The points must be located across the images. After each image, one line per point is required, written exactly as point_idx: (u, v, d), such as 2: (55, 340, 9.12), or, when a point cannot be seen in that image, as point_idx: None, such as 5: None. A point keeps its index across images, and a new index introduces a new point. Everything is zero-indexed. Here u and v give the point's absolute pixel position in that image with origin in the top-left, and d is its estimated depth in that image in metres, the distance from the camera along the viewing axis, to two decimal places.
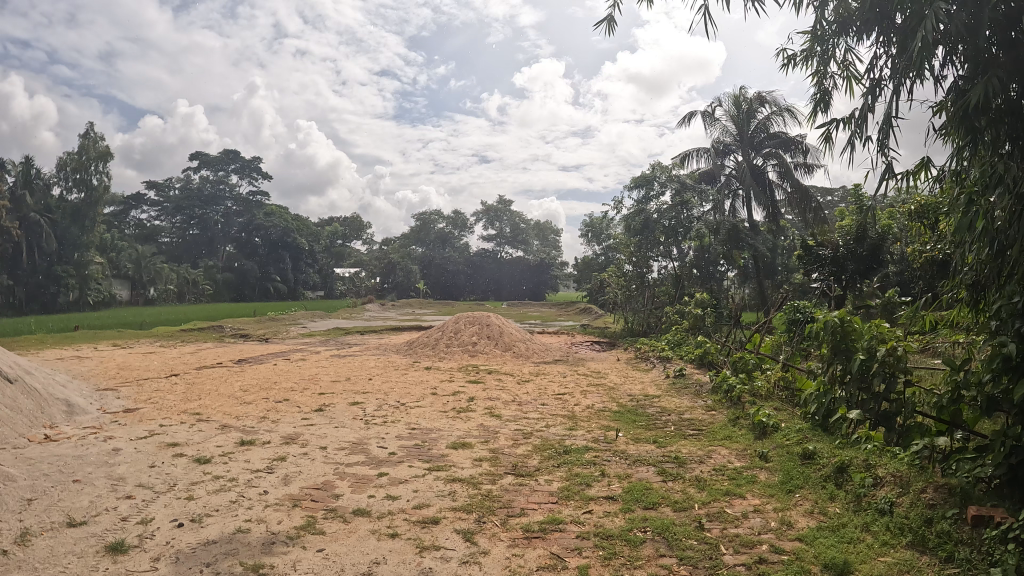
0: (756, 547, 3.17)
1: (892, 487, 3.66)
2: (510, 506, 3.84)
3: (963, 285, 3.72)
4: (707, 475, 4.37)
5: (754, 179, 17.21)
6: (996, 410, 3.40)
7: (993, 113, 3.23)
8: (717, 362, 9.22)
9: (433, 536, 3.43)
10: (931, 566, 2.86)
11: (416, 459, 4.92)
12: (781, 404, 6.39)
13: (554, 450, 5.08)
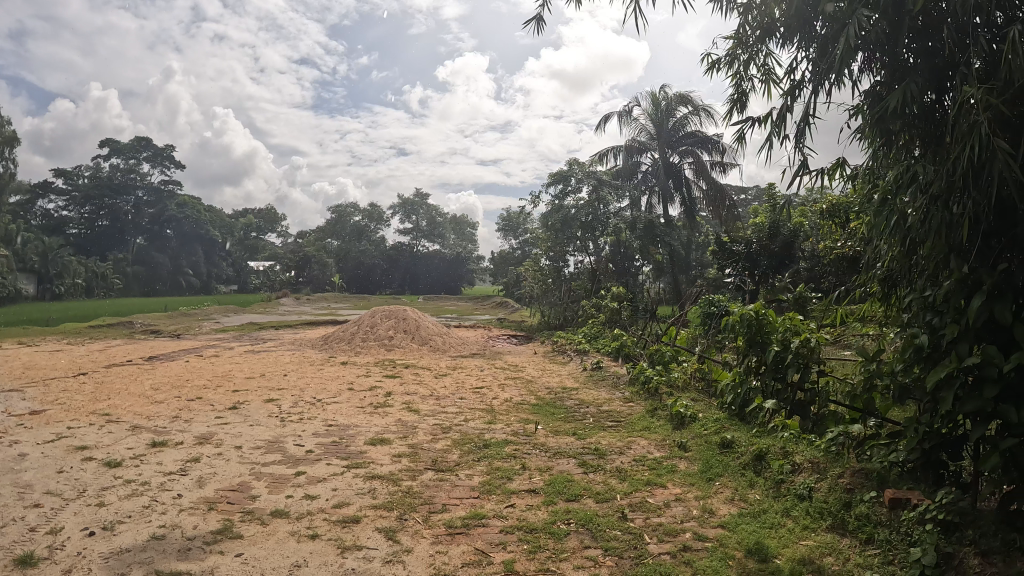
0: (679, 535, 3.24)
1: (810, 473, 3.83)
2: (431, 503, 3.79)
3: (877, 280, 3.76)
4: (628, 466, 4.45)
5: (671, 176, 17.67)
6: (909, 399, 3.32)
7: (909, 117, 3.20)
8: (634, 355, 9.40)
9: (355, 536, 3.35)
10: (851, 548, 2.98)
11: (334, 457, 4.81)
12: (698, 395, 6.58)
13: (474, 444, 5.07)
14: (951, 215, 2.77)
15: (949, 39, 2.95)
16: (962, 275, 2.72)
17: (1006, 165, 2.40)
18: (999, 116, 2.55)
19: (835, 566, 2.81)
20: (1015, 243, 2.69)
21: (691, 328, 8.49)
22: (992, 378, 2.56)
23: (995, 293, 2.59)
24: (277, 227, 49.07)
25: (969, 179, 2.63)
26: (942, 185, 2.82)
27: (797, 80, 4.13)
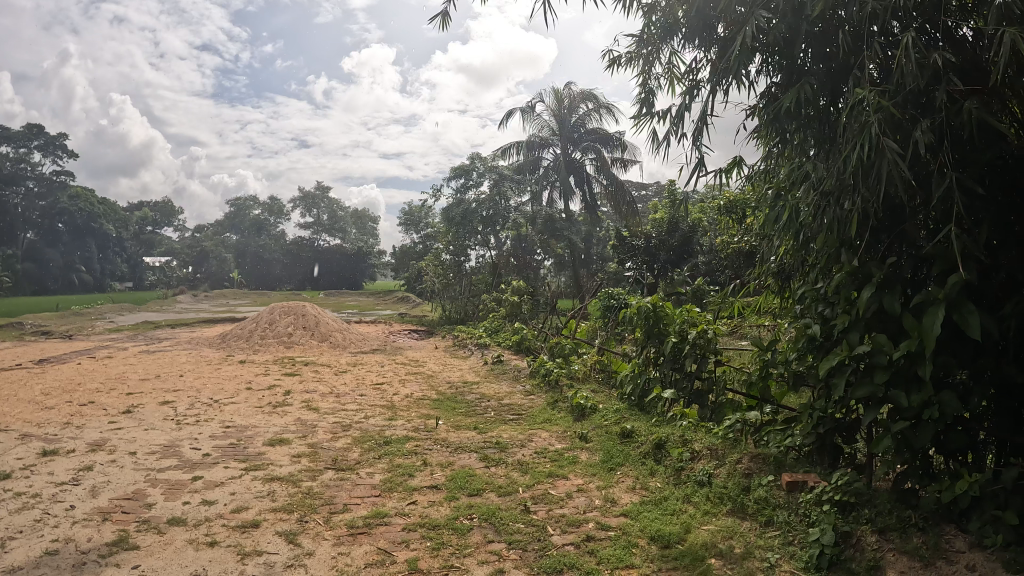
0: (582, 525, 3.29)
1: (709, 459, 3.95)
2: (331, 503, 3.71)
3: (771, 273, 3.92)
4: (530, 458, 4.48)
5: (573, 171, 17.99)
6: (803, 385, 3.48)
7: (804, 119, 3.24)
8: (534, 348, 9.50)
9: (254, 541, 3.23)
10: (752, 531, 3.06)
11: (232, 459, 4.63)
12: (598, 386, 6.72)
13: (375, 441, 4.99)
14: (843, 212, 2.81)
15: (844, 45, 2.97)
16: (853, 267, 2.76)
17: (894, 165, 2.43)
18: (891, 118, 2.59)
19: (736, 548, 2.89)
20: (905, 239, 2.77)
21: (591, 320, 8.67)
22: (882, 365, 2.62)
23: (883, 284, 2.64)
24: (174, 221, 46.74)
25: (861, 179, 2.67)
26: (834, 184, 2.87)
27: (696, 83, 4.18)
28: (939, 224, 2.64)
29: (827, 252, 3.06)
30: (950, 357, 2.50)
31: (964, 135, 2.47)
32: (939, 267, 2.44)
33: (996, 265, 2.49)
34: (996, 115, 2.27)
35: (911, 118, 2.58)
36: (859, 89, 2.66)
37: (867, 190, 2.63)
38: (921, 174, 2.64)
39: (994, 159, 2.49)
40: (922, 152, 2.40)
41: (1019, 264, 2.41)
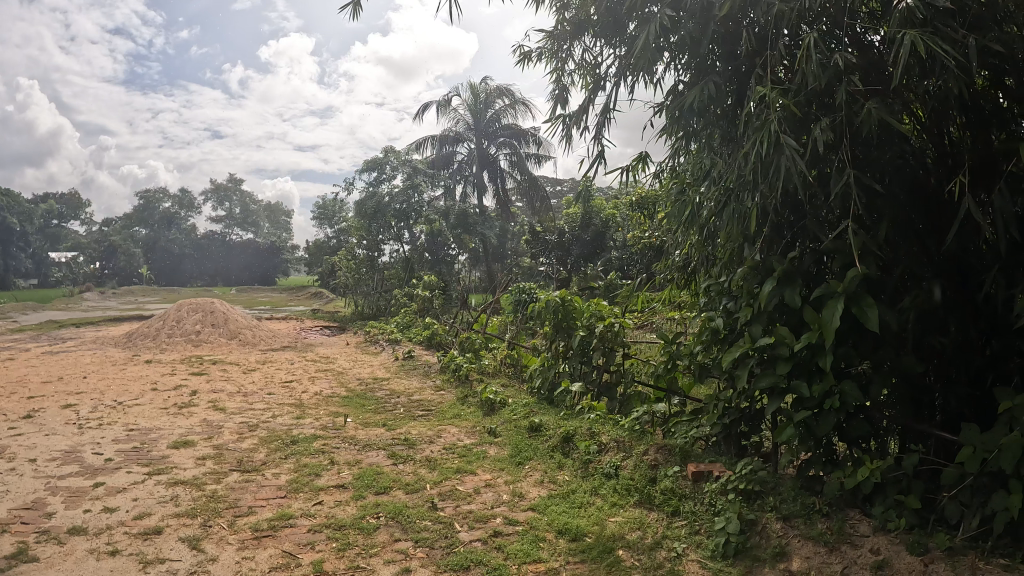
0: (490, 521, 3.24)
1: (616, 452, 3.96)
2: (236, 506, 3.57)
3: (677, 268, 3.97)
4: (438, 454, 4.40)
5: (487, 165, 18.56)
6: (709, 376, 3.52)
7: (711, 118, 3.22)
8: (445, 343, 9.43)
9: (157, 548, 3.07)
10: (659, 521, 3.07)
11: (135, 464, 4.41)
12: (507, 380, 6.72)
13: (281, 441, 4.83)
14: (745, 207, 2.84)
15: (747, 44, 2.95)
16: (756, 262, 2.84)
17: (793, 160, 2.46)
18: (792, 116, 2.64)
19: (645, 539, 2.89)
20: (807, 234, 2.86)
21: (501, 315, 8.68)
22: (784, 356, 2.72)
23: (785, 278, 2.70)
24: (81, 216, 44.36)
25: (761, 174, 2.69)
26: (736, 179, 2.90)
27: (599, 75, 3.82)
28: (838, 220, 2.70)
29: (732, 246, 3.11)
30: (851, 348, 2.58)
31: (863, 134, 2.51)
32: (839, 262, 2.51)
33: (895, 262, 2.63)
34: (893, 116, 2.30)
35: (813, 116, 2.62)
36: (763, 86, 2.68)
37: (767, 185, 2.66)
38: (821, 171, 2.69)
39: (892, 159, 2.54)
40: (820, 148, 2.44)
41: (916, 263, 2.56)
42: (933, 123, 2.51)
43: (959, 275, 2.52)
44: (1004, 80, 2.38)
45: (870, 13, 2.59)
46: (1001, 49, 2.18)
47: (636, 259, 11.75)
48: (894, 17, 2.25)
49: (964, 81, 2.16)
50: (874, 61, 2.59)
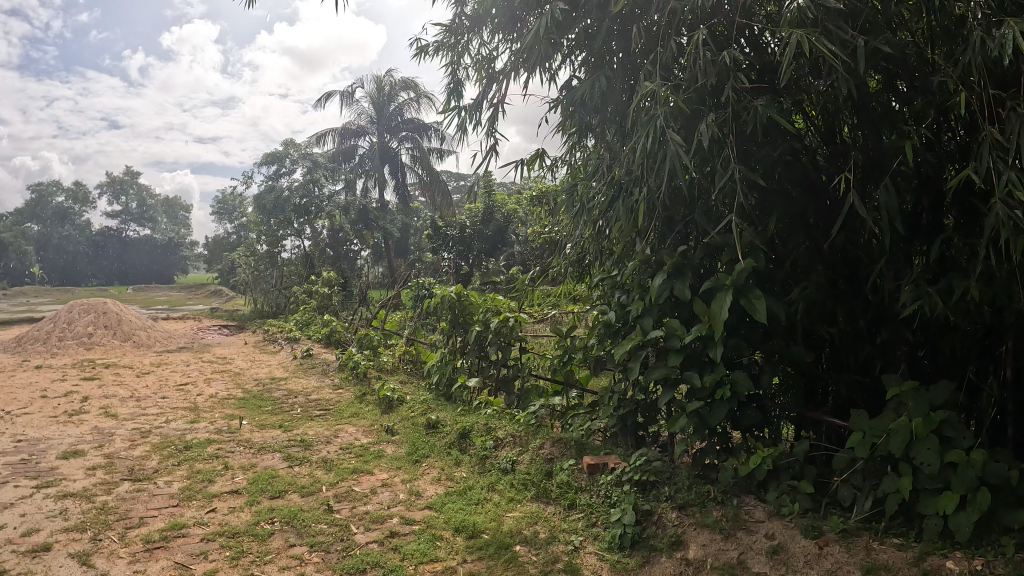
0: (386, 521, 3.12)
1: (512, 446, 3.87)
2: (126, 518, 3.36)
3: (570, 262, 3.80)
4: (334, 455, 4.22)
5: (387, 160, 18.24)
6: (603, 369, 3.51)
7: (608, 115, 3.14)
8: (344, 341, 9.14)
9: (44, 565, 2.87)
10: (556, 514, 3.03)
11: (20, 477, 4.10)
12: (406, 377, 6.54)
13: (174, 447, 4.60)
14: (633, 201, 2.83)
15: (641, 42, 2.87)
16: (646, 256, 2.86)
17: (677, 156, 2.44)
18: (680, 111, 2.61)
19: (541, 534, 2.84)
20: (697, 228, 2.88)
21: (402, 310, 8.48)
22: (676, 348, 2.73)
23: (674, 272, 2.74)
24: None
25: (647, 167, 2.69)
26: (626, 173, 2.88)
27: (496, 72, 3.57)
28: (728, 213, 2.75)
29: (624, 239, 3.09)
30: (742, 340, 2.63)
31: (751, 130, 2.53)
32: (727, 255, 2.55)
33: (786, 255, 2.71)
34: (781, 114, 2.34)
35: (703, 112, 2.62)
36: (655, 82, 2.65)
37: (653, 178, 2.66)
38: (710, 167, 2.69)
39: (782, 155, 2.59)
40: (705, 145, 2.44)
41: (806, 256, 2.64)
42: (824, 120, 2.58)
43: (848, 268, 2.61)
44: (896, 84, 2.40)
45: (768, 12, 2.60)
46: (888, 52, 2.21)
47: (538, 252, 11.81)
48: (787, 16, 2.30)
49: (852, 81, 2.22)
50: (768, 62, 2.62)
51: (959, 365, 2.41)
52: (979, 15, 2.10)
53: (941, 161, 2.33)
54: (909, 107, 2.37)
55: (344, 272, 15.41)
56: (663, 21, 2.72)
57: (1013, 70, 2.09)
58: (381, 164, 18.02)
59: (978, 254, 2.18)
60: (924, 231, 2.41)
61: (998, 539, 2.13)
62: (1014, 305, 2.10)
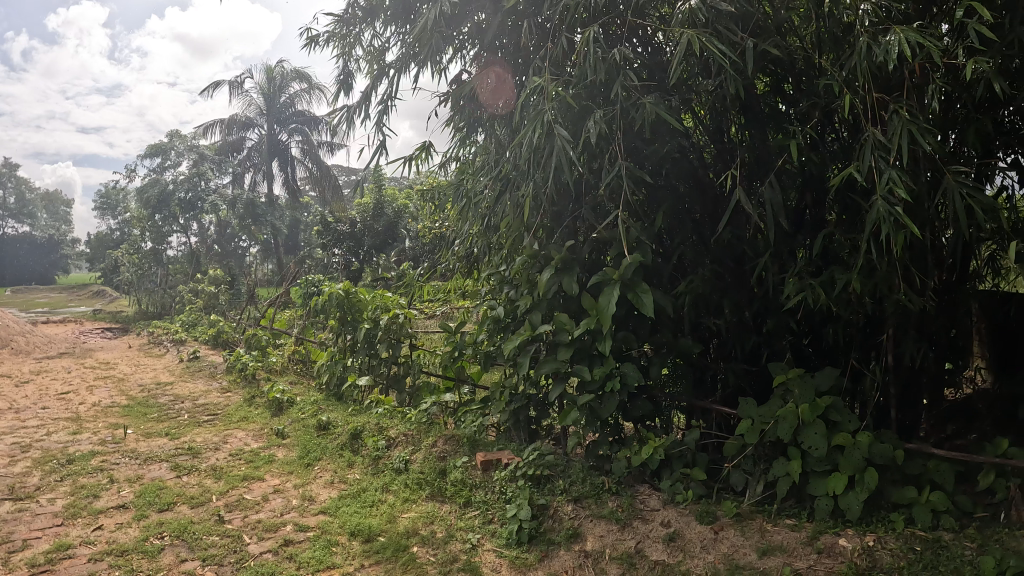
0: (280, 529, 2.79)
1: (405, 446, 3.60)
2: (5, 541, 2.76)
3: (458, 257, 3.57)
4: (224, 462, 3.67)
5: (277, 153, 18.12)
6: (493, 365, 3.42)
7: (496, 111, 2.98)
8: (233, 342, 7.94)
9: None
10: (451, 513, 2.84)
11: None
12: (297, 379, 5.75)
13: (55, 462, 3.81)
14: (519, 196, 2.74)
15: (533, 38, 2.76)
16: (534, 251, 2.83)
17: (563, 151, 2.39)
18: (568, 108, 2.54)
19: (437, 533, 2.67)
20: (581, 222, 2.86)
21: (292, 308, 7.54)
22: (565, 342, 2.73)
23: (562, 267, 2.72)
24: None
25: (534, 163, 2.60)
26: (513, 168, 2.76)
27: (386, 65, 3.35)
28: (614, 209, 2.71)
29: (512, 234, 3.02)
30: (629, 333, 2.68)
31: (639, 127, 2.49)
32: (614, 251, 2.57)
33: (674, 249, 2.72)
34: (669, 112, 2.32)
35: (591, 108, 2.56)
36: (542, 75, 2.56)
37: (539, 172, 2.58)
38: (597, 162, 2.65)
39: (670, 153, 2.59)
40: (592, 140, 2.38)
41: (693, 250, 2.66)
42: (712, 121, 2.59)
43: (734, 262, 2.64)
44: (783, 87, 2.47)
45: (662, 13, 2.55)
46: (778, 55, 2.22)
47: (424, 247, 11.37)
48: (680, 17, 2.26)
49: (740, 81, 2.22)
50: (659, 62, 2.59)
51: (842, 352, 2.60)
52: (865, 23, 2.13)
53: (825, 160, 2.41)
54: (795, 109, 2.44)
55: (229, 271, 14.64)
56: (556, 17, 2.62)
57: (895, 76, 2.19)
58: (269, 158, 17.85)
59: (860, 247, 2.24)
60: (808, 226, 2.50)
61: (885, 514, 2.36)
62: (894, 295, 2.18)
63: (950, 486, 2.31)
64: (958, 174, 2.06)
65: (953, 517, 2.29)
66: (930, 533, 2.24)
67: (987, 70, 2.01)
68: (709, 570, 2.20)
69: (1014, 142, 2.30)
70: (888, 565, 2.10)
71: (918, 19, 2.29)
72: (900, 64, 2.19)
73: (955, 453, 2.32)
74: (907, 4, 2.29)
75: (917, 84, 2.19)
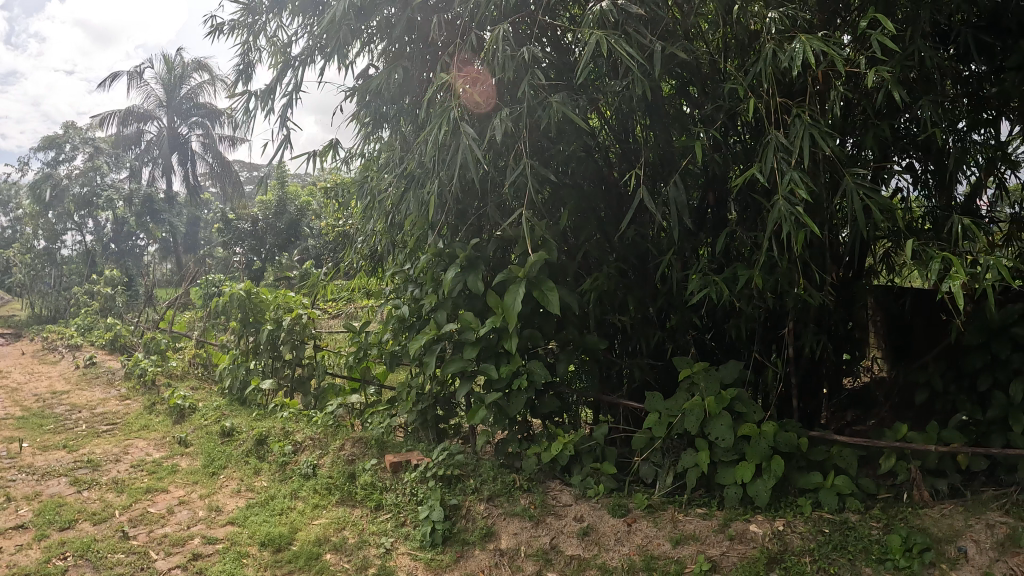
0: (187, 544, 2.69)
1: (312, 450, 3.51)
2: None
3: (361, 255, 3.46)
4: (125, 475, 3.49)
5: (176, 148, 17.77)
6: (398, 365, 3.36)
7: (400, 107, 2.88)
8: (131, 345, 7.15)
9: None
10: (363, 518, 2.80)
11: None
12: (198, 384, 5.43)
13: None
14: (424, 195, 2.68)
15: (441, 35, 2.69)
16: (438, 249, 2.81)
17: (469, 149, 2.36)
18: (475, 106, 2.50)
19: (350, 540, 2.62)
20: (486, 221, 2.83)
21: (194, 310, 7.04)
22: (470, 341, 2.72)
23: (467, 265, 2.71)
24: None
25: (439, 161, 2.54)
26: (417, 165, 2.69)
27: (291, 57, 3.20)
28: (518, 208, 2.70)
29: (416, 233, 2.97)
30: (536, 330, 2.69)
31: (547, 127, 2.48)
32: (519, 249, 2.58)
33: (578, 247, 2.75)
34: (575, 111, 2.31)
35: (498, 106, 2.54)
36: (449, 72, 2.51)
37: (444, 169, 2.53)
38: (504, 161, 2.63)
39: (577, 151, 2.60)
40: (498, 138, 2.35)
41: (596, 248, 2.69)
42: (618, 121, 2.59)
43: (638, 260, 2.69)
44: (688, 90, 2.49)
45: (571, 15, 2.57)
46: (685, 58, 2.23)
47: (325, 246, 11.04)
48: (589, 17, 2.23)
49: (646, 82, 2.23)
50: (568, 62, 2.60)
51: (744, 345, 2.68)
52: (773, 31, 2.16)
53: (727, 160, 2.47)
54: (700, 112, 2.47)
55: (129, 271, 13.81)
56: (465, 14, 2.57)
57: (799, 82, 2.25)
58: (169, 152, 17.56)
59: (761, 246, 2.32)
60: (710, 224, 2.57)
61: (792, 499, 2.45)
62: (794, 291, 2.28)
63: (853, 470, 2.42)
64: (856, 175, 2.16)
65: (858, 499, 2.40)
66: (836, 515, 2.34)
67: (887, 79, 2.08)
68: (625, 563, 2.25)
69: (908, 145, 2.46)
70: (799, 547, 2.21)
71: (823, 28, 2.41)
72: (804, 71, 2.25)
73: (856, 438, 2.43)
74: (813, 14, 2.40)
75: (818, 91, 2.27)
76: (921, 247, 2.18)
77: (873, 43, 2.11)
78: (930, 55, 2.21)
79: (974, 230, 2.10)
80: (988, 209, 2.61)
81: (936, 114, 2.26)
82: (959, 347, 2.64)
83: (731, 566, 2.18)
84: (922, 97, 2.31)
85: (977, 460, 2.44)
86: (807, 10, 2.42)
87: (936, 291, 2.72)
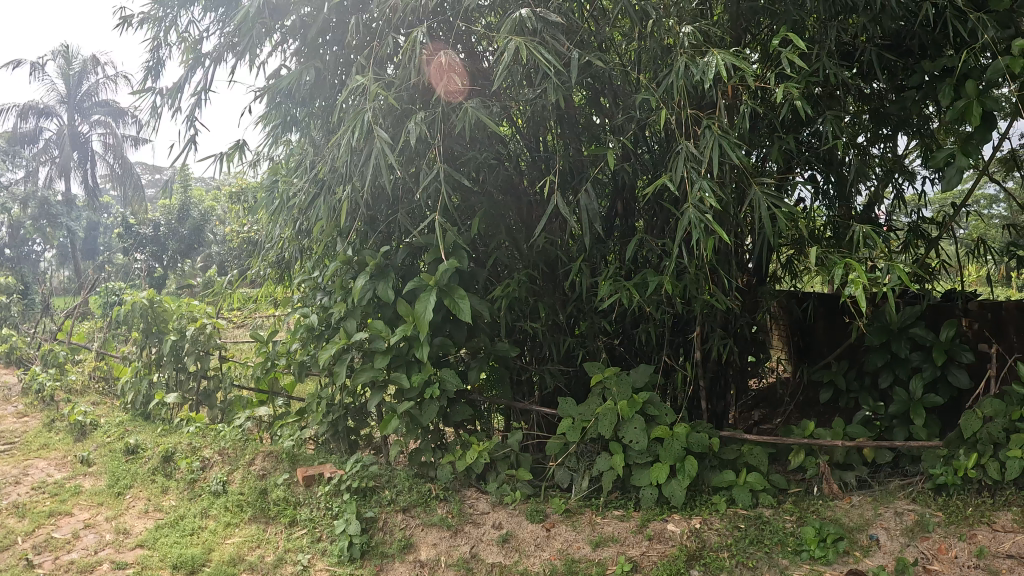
0: (94, 570, 2.56)
1: (222, 466, 3.40)
2: None
3: (267, 262, 3.36)
4: (25, 498, 3.30)
5: (78, 147, 16.99)
6: (308, 375, 3.28)
7: (312, 111, 2.81)
8: (27, 359, 6.75)
9: None
10: (278, 535, 2.73)
11: None
12: (99, 399, 5.16)
13: None
14: (335, 200, 2.62)
15: (355, 39, 2.63)
16: (348, 257, 2.77)
17: (383, 154, 2.32)
18: (391, 110, 2.46)
19: (266, 558, 2.55)
20: (399, 229, 2.80)
21: (92, 321, 6.68)
22: (382, 350, 2.69)
23: (378, 273, 2.69)
24: None
25: (351, 165, 2.49)
26: (330, 170, 2.62)
27: (200, 55, 3.08)
28: (430, 213, 2.68)
29: (325, 240, 2.91)
30: (448, 338, 2.68)
31: (461, 134, 2.46)
32: (433, 256, 2.56)
33: (489, 254, 2.75)
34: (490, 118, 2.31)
35: (412, 111, 2.51)
36: (363, 76, 2.46)
37: (358, 175, 2.48)
38: (418, 169, 2.60)
39: (489, 159, 2.60)
40: (412, 143, 2.32)
41: (508, 255, 2.70)
42: (531, 129, 2.60)
43: (548, 267, 2.72)
44: (600, 100, 2.52)
45: (487, 23, 2.58)
46: (600, 69, 2.26)
47: (233, 249, 10.74)
48: (509, 24, 2.21)
49: (561, 91, 2.25)
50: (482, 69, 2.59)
51: (654, 350, 2.74)
52: (687, 45, 2.20)
53: (636, 169, 2.53)
54: (612, 122, 2.51)
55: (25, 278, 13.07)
56: (381, 18, 2.53)
57: (710, 95, 2.30)
58: (71, 150, 16.77)
59: (671, 253, 2.38)
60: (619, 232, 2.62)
61: (706, 497, 2.51)
62: (704, 296, 2.34)
63: (763, 467, 2.51)
64: (761, 185, 2.23)
65: (769, 494, 2.49)
66: (750, 511, 2.42)
67: (794, 94, 2.15)
68: (546, 567, 2.27)
69: (811, 158, 2.56)
70: (716, 543, 2.26)
71: (734, 43, 2.49)
72: (714, 84, 2.30)
73: (765, 436, 2.52)
74: (726, 30, 2.46)
75: (727, 104, 2.33)
76: (824, 252, 2.26)
77: (783, 60, 2.16)
78: (834, 71, 2.30)
79: (871, 237, 2.21)
80: (886, 219, 2.76)
81: (838, 128, 2.35)
82: (859, 347, 2.79)
83: (651, 565, 2.22)
84: (825, 111, 2.40)
85: (879, 453, 2.56)
86: (718, 25, 2.48)
87: (839, 296, 2.89)
